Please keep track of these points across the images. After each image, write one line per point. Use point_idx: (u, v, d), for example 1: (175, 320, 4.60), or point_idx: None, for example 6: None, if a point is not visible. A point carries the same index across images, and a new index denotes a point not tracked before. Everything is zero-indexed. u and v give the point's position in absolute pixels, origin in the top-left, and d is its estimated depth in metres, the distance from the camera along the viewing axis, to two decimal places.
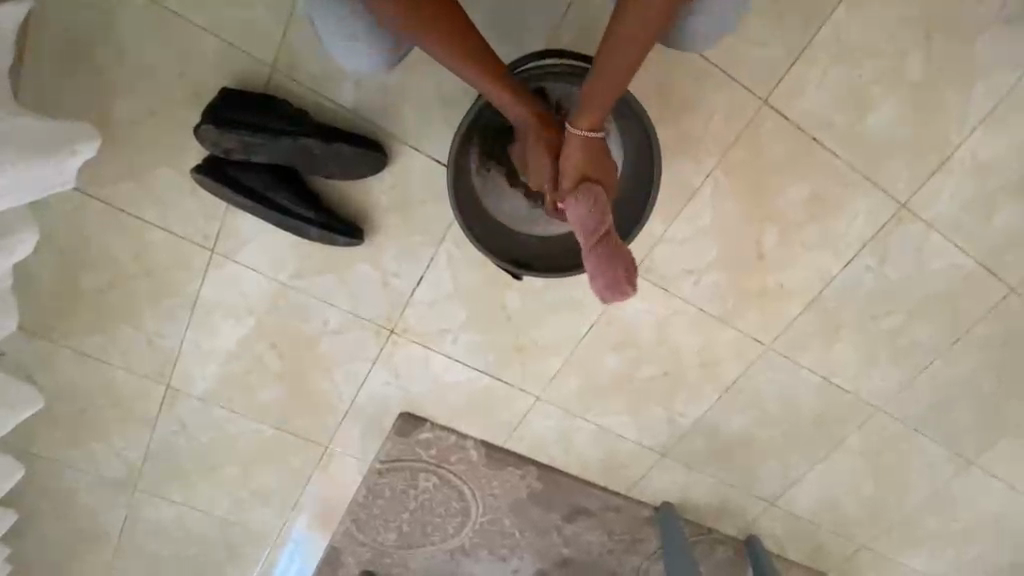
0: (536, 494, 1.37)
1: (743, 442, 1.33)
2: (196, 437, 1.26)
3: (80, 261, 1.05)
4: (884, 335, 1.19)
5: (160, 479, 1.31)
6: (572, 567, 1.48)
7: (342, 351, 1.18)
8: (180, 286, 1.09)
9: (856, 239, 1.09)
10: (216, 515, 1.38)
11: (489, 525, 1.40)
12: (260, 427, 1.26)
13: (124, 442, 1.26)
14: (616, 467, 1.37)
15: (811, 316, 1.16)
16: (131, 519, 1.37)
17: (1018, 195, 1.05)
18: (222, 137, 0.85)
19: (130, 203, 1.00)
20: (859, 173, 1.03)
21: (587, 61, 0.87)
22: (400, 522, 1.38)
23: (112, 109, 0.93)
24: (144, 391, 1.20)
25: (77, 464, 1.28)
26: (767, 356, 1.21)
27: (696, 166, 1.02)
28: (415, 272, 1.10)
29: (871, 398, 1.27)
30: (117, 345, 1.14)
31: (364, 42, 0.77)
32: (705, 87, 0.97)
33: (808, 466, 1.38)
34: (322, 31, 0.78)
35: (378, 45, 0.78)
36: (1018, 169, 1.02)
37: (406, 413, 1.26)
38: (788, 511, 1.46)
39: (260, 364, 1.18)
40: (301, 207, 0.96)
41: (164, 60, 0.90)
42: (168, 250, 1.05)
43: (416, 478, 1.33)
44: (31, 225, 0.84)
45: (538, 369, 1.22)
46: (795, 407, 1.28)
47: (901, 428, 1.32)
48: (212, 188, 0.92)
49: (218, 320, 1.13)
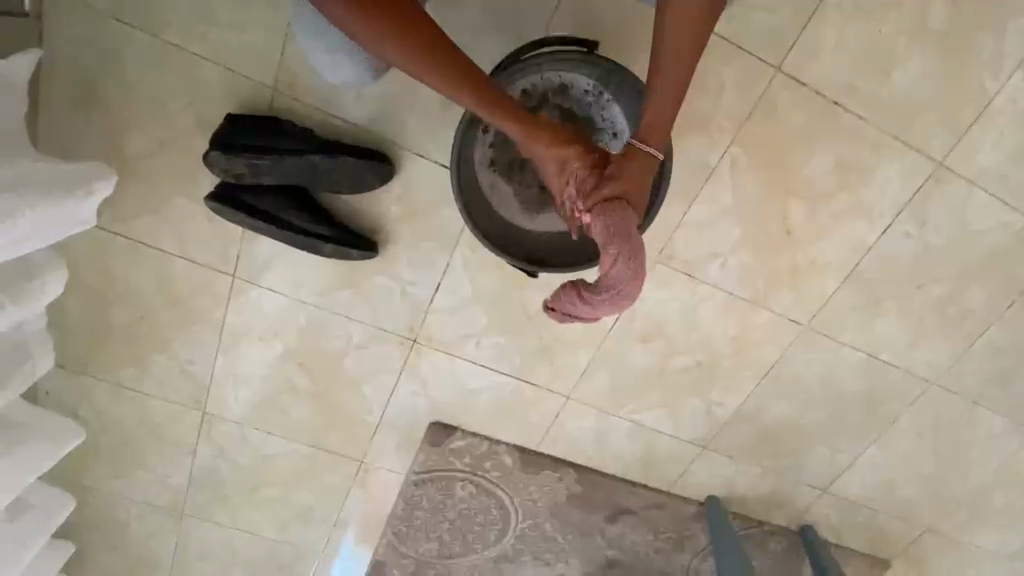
0: (575, 495, 1.34)
1: (787, 428, 1.27)
2: (235, 460, 1.28)
3: (110, 296, 1.08)
4: (932, 304, 1.12)
5: (205, 503, 1.34)
6: (620, 569, 1.43)
7: (367, 364, 1.17)
8: (205, 312, 1.10)
9: (891, 204, 1.02)
10: (261, 535, 1.39)
11: (530, 530, 1.37)
12: (295, 446, 1.27)
13: (167, 468, 1.29)
14: (655, 463, 1.32)
15: (849, 290, 1.10)
16: (180, 543, 1.40)
17: None
18: (230, 162, 0.86)
19: (151, 235, 1.03)
20: (889, 135, 0.97)
21: (586, 44, 0.84)
22: (440, 532, 1.37)
23: (125, 145, 0.95)
24: (181, 418, 1.22)
25: (125, 494, 1.32)
26: (804, 337, 1.15)
27: (711, 144, 0.98)
28: (432, 280, 1.09)
29: (922, 372, 1.20)
30: (153, 374, 1.17)
31: (348, 59, 0.79)
32: (714, 60, 0.92)
33: (860, 449, 1.31)
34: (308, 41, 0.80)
35: (366, 57, 0.79)
36: None
37: (437, 421, 1.25)
38: (843, 498, 1.38)
39: (289, 383, 1.19)
40: (314, 224, 0.95)
41: (169, 92, 0.92)
42: (190, 278, 1.07)
43: (452, 487, 1.31)
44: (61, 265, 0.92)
45: (565, 367, 1.19)
46: (841, 386, 1.21)
47: (957, 401, 1.24)
48: (226, 213, 0.92)
49: (245, 343, 1.14)
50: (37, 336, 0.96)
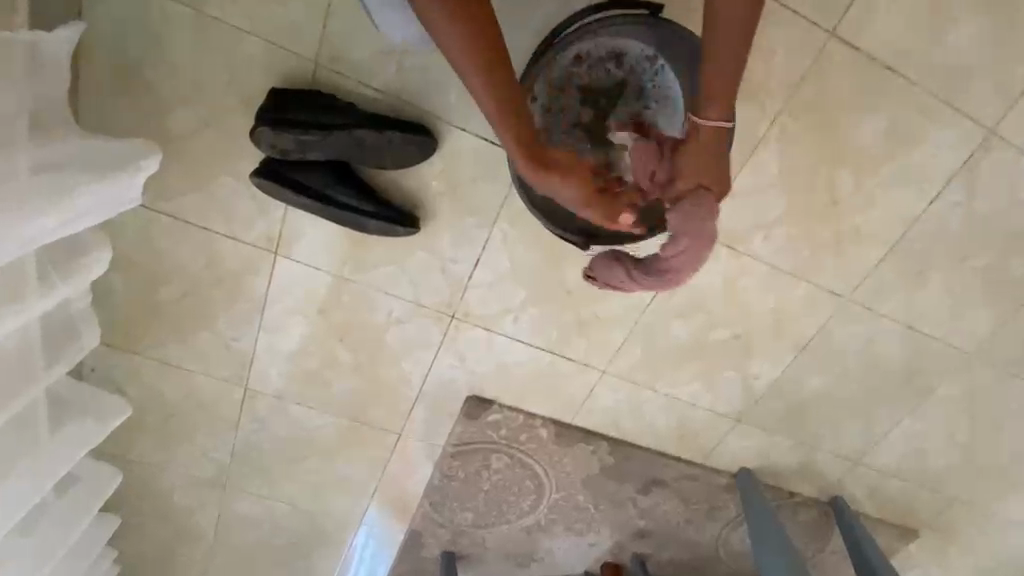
0: (608, 468, 1.36)
1: (822, 401, 1.27)
2: (277, 434, 1.31)
3: (155, 275, 1.09)
4: (976, 275, 1.11)
5: (247, 475, 1.38)
6: (651, 538, 1.47)
7: (406, 340, 1.19)
8: (247, 290, 1.12)
9: (939, 174, 1.01)
10: (301, 506, 1.44)
11: (563, 501, 1.41)
12: (335, 420, 1.30)
13: (210, 442, 1.32)
14: (689, 435, 1.33)
15: (892, 261, 1.09)
16: (223, 514, 1.44)
17: None
18: (277, 137, 0.86)
19: (195, 214, 1.03)
20: (941, 101, 0.95)
21: (648, 9, 0.83)
22: (475, 503, 1.41)
23: (166, 123, 0.95)
24: (224, 393, 1.25)
25: (169, 468, 1.35)
26: (844, 309, 1.14)
27: (760, 112, 0.96)
28: (471, 255, 1.09)
29: (962, 343, 1.20)
30: (198, 352, 1.19)
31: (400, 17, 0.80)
32: (763, 25, 0.90)
33: (894, 421, 1.31)
34: (373, 5, 0.79)
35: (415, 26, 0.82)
36: None
37: (473, 396, 1.27)
38: (876, 469, 1.39)
39: (330, 358, 1.21)
40: (357, 200, 0.95)
41: (209, 68, 0.91)
42: (234, 255, 1.08)
43: (488, 459, 1.34)
44: (103, 244, 0.93)
45: (602, 342, 1.19)
46: (879, 357, 1.21)
47: (996, 371, 1.24)
48: (272, 189, 0.93)
49: (287, 320, 1.16)
50: (83, 312, 0.98)
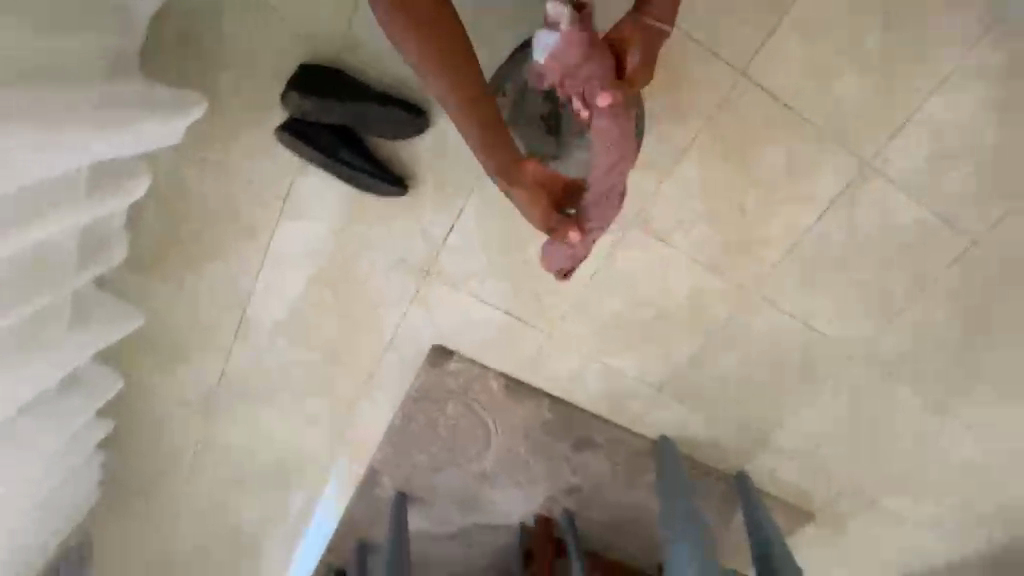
0: (548, 424, 1.57)
1: (731, 382, 1.50)
2: (263, 364, 1.51)
3: (176, 210, 1.29)
4: (857, 283, 1.36)
5: (232, 401, 1.56)
6: (581, 494, 1.67)
7: (386, 290, 1.40)
8: (255, 231, 1.32)
9: (826, 195, 1.26)
10: (276, 435, 1.62)
11: (506, 452, 1.61)
12: (316, 356, 1.49)
13: (202, 367, 1.50)
14: (619, 401, 1.55)
15: (789, 264, 1.33)
16: (204, 437, 1.62)
17: (971, 156, 1.21)
18: (303, 101, 1.10)
19: (221, 161, 1.24)
20: (827, 136, 1.20)
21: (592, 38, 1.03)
22: (430, 446, 1.60)
23: (206, 82, 1.16)
24: (222, 322, 1.44)
25: (161, 388, 1.52)
26: (751, 301, 1.38)
27: (685, 129, 1.20)
28: (448, 221, 1.31)
29: (847, 342, 1.44)
30: (206, 283, 1.39)
31: None
32: (691, 59, 1.14)
33: (792, 406, 1.54)
34: None
35: None
36: (967, 132, 1.18)
37: (438, 346, 1.48)
38: (777, 450, 1.62)
39: (318, 299, 1.41)
40: (361, 161, 1.19)
41: (248, 41, 1.13)
42: (248, 199, 1.29)
43: (445, 405, 1.55)
44: (145, 173, 1.14)
45: (551, 309, 1.42)
46: (779, 347, 1.45)
47: (875, 370, 1.49)
48: (291, 143, 1.15)
49: (285, 261, 1.36)
50: (113, 231, 1.18)
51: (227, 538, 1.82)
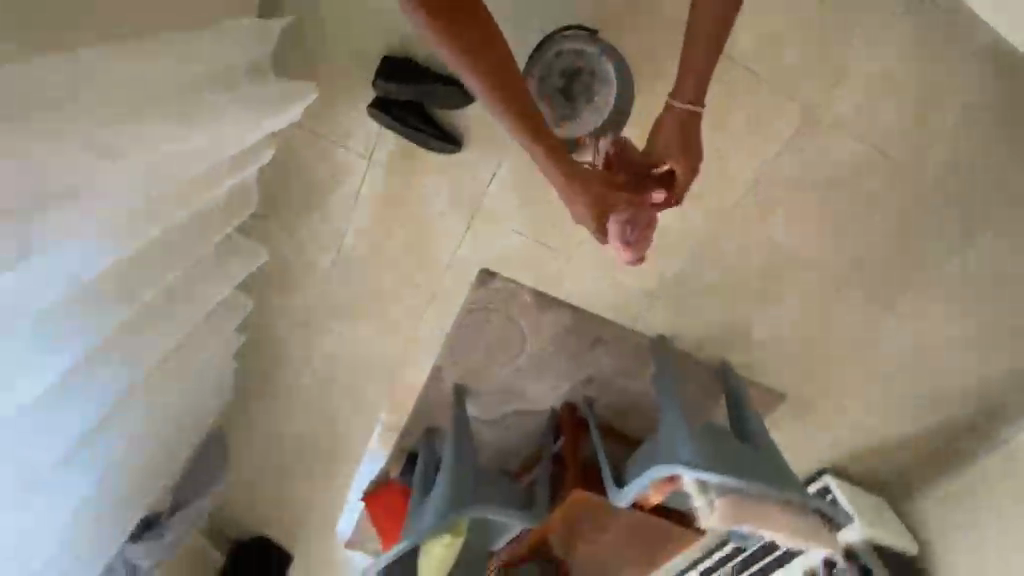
0: (570, 327, 2.02)
1: (713, 287, 1.94)
2: (352, 288, 1.98)
3: (292, 169, 1.74)
4: (804, 202, 1.79)
5: (328, 318, 2.04)
6: (597, 384, 2.14)
7: (445, 225, 1.84)
8: (348, 183, 1.77)
9: (776, 134, 1.69)
10: (362, 344, 2.11)
11: (539, 351, 2.08)
12: (392, 280, 1.96)
13: (306, 291, 1.98)
14: (626, 307, 2.00)
15: (751, 189, 1.77)
16: (307, 348, 2.11)
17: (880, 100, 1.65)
18: (386, 84, 1.55)
19: (323, 130, 1.68)
20: (775, 89, 1.63)
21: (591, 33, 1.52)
22: (479, 349, 2.07)
23: (315, 71, 1.59)
24: (321, 255, 1.90)
25: (277, 308, 2.01)
26: (724, 220, 1.82)
27: (669, 89, 1.62)
28: (491, 169, 1.73)
29: (801, 251, 1.87)
30: (311, 225, 1.85)
31: None
32: (671, 36, 1.56)
33: (763, 306, 1.98)
34: None
35: None
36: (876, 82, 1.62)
37: (484, 269, 1.92)
38: (753, 343, 2.06)
39: (394, 234, 1.86)
40: (426, 126, 1.61)
41: (347, 38, 1.56)
42: (343, 159, 1.73)
43: (491, 315, 2.00)
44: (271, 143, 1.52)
45: (571, 235, 1.85)
46: (749, 257, 1.89)
47: (826, 273, 1.92)
48: (377, 116, 1.60)
49: (370, 206, 1.81)
50: (250, 187, 1.62)
51: (324, 430, 2.34)
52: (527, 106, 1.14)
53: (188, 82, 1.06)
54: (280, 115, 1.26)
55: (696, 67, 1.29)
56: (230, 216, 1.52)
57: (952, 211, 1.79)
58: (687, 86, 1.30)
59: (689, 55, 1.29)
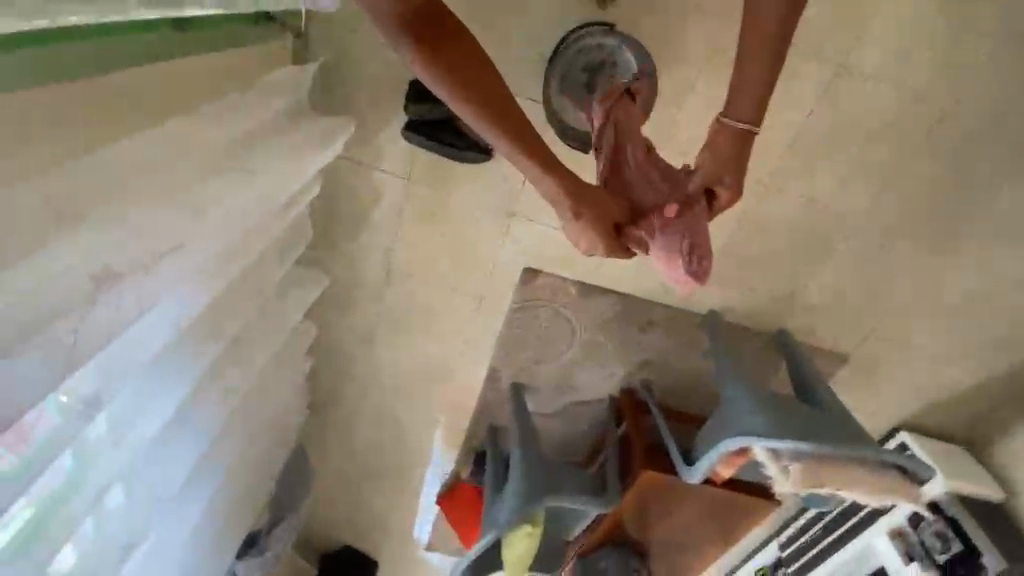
0: (618, 313, 2.05)
1: (759, 256, 1.93)
2: (404, 302, 2.07)
3: (339, 197, 1.86)
4: (843, 158, 1.77)
5: (386, 333, 2.15)
6: (652, 365, 2.16)
7: (486, 230, 1.91)
8: (391, 202, 1.87)
9: (805, 94, 1.69)
10: (420, 355, 2.20)
11: (590, 340, 2.12)
12: (441, 289, 2.04)
13: (363, 310, 2.09)
14: (672, 289, 2.00)
15: (786, 153, 1.76)
16: (370, 363, 2.22)
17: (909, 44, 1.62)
18: (417, 105, 1.63)
19: (365, 156, 1.80)
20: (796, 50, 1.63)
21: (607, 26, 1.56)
22: (532, 345, 2.13)
23: (352, 102, 1.72)
24: (373, 275, 2.01)
25: (338, 329, 2.14)
26: (762, 188, 1.82)
27: (690, 66, 1.61)
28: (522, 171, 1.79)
29: (847, 207, 1.84)
30: (361, 247, 1.95)
31: None
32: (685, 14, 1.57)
33: (813, 268, 1.95)
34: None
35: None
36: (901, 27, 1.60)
37: (527, 268, 1.97)
38: (808, 307, 2.03)
39: (439, 245, 1.95)
40: (458, 139, 1.65)
41: (378, 68, 1.68)
42: (385, 180, 1.84)
43: (539, 311, 2.06)
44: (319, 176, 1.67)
45: None
46: (792, 221, 1.86)
47: (876, 226, 1.87)
48: (411, 138, 1.67)
49: (414, 221, 1.90)
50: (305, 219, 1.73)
51: (394, 440, 2.46)
52: (535, 147, 1.04)
53: (245, 128, 1.17)
54: (303, 160, 1.32)
55: (752, 86, 1.18)
56: (291, 248, 1.64)
57: (1005, 145, 1.73)
58: (747, 105, 1.19)
59: (743, 73, 1.18)
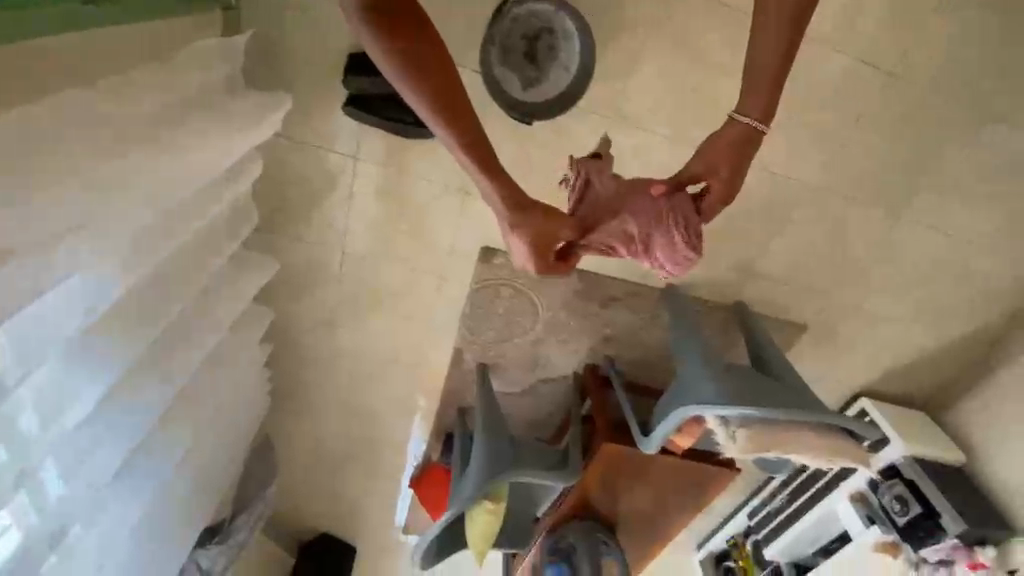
0: (579, 290, 2.04)
1: (716, 228, 1.92)
2: (363, 285, 2.04)
3: (286, 180, 1.81)
4: (795, 127, 1.75)
5: (346, 318, 2.12)
6: (615, 341, 2.17)
7: (441, 209, 1.88)
8: (341, 183, 1.83)
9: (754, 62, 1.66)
10: (382, 338, 2.18)
11: (552, 318, 2.11)
12: (399, 271, 2.01)
13: (321, 295, 2.06)
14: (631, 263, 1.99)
15: None
16: (331, 348, 2.20)
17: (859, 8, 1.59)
18: (357, 80, 1.59)
19: (309, 136, 1.74)
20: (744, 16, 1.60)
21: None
22: (494, 325, 2.13)
23: (292, 80, 1.65)
24: (328, 258, 1.98)
25: (296, 315, 2.10)
26: None
27: (636, 36, 1.60)
28: None
29: (801, 176, 1.84)
30: (314, 230, 1.92)
31: None
32: None
33: (770, 239, 1.95)
34: None
35: None
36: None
37: (485, 246, 1.96)
38: (766, 278, 2.04)
39: (394, 226, 1.92)
40: (402, 114, 1.63)
41: (316, 43, 1.62)
42: (333, 160, 1.79)
43: (500, 291, 2.05)
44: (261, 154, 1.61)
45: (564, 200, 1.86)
46: (748, 193, 1.85)
47: (830, 195, 1.88)
48: (355, 113, 1.65)
49: (366, 202, 1.86)
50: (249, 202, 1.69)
51: (363, 424, 2.45)
52: (471, 129, 1.09)
53: (164, 109, 1.11)
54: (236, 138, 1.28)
55: (758, 87, 1.19)
56: (235, 232, 1.60)
57: (952, 108, 1.74)
58: (757, 97, 1.19)
59: (751, 70, 1.19)
